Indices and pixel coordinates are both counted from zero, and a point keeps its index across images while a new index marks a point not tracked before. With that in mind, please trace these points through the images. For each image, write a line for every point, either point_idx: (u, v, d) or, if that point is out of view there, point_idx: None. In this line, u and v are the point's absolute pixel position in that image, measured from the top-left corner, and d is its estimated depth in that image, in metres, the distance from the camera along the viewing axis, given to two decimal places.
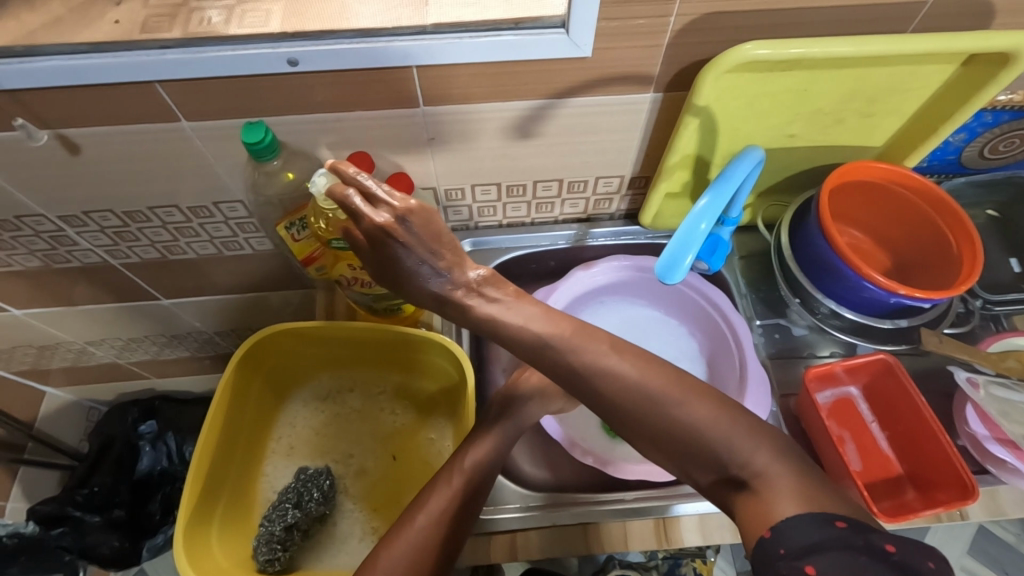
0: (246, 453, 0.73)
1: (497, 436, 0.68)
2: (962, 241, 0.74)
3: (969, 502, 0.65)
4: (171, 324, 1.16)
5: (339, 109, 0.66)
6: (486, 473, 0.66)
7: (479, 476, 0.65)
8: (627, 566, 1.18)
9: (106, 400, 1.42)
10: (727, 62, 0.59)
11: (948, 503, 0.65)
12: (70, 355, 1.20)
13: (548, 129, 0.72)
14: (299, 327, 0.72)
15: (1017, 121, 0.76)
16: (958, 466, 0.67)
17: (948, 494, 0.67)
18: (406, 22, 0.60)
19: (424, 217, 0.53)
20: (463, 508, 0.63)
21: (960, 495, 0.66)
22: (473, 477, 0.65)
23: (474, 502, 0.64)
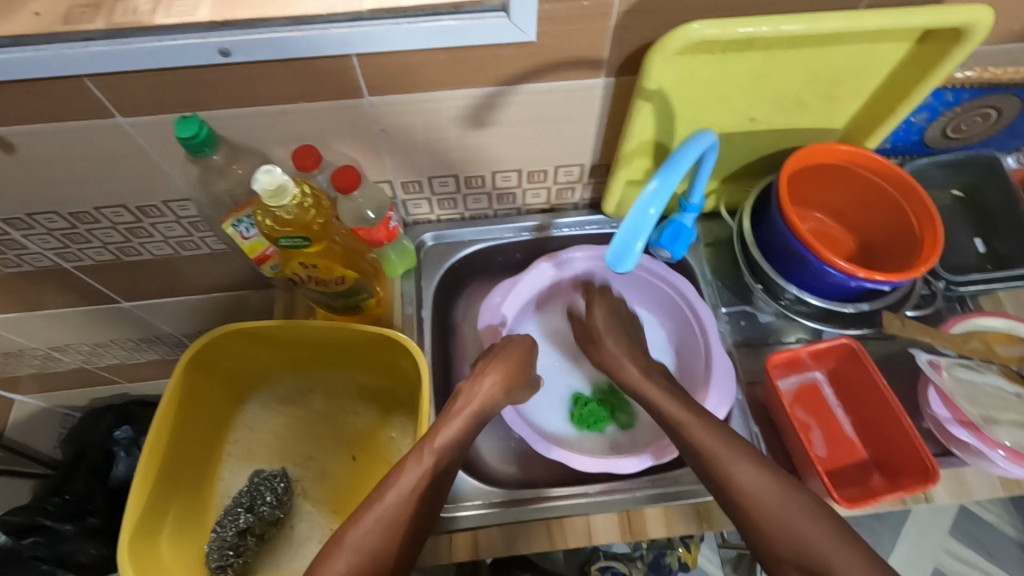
0: (201, 457, 0.71)
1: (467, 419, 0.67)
2: (924, 222, 0.72)
3: (930, 486, 0.64)
4: (136, 327, 1.13)
5: (280, 102, 0.63)
6: (454, 457, 0.64)
7: (447, 459, 0.63)
8: (613, 557, 1.19)
9: (80, 406, 1.39)
10: (674, 43, 0.57)
11: (909, 487, 0.64)
12: (36, 361, 1.17)
13: (501, 117, 0.70)
14: (252, 326, 0.70)
15: (978, 99, 0.75)
16: (919, 448, 0.66)
17: (910, 478, 0.66)
18: (342, 9, 0.57)
19: None
20: (431, 493, 0.61)
21: (922, 478, 0.65)
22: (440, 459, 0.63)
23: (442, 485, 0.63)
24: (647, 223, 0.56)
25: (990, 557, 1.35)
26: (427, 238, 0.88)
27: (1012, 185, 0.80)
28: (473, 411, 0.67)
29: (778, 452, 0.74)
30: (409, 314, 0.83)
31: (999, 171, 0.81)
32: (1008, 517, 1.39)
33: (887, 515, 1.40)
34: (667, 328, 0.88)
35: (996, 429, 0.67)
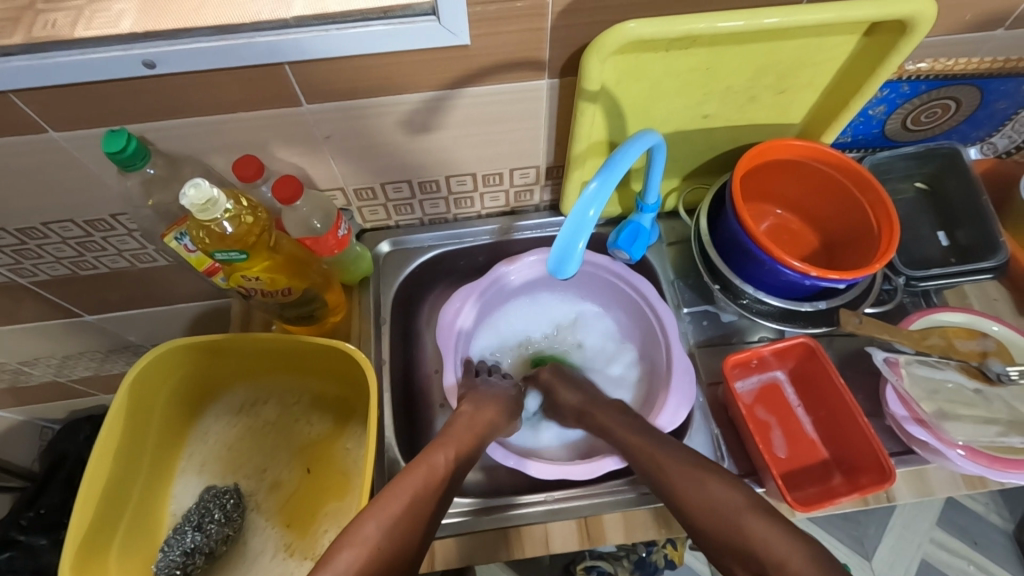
0: (151, 473, 0.70)
1: (467, 437, 0.67)
2: (882, 218, 0.71)
3: (887, 486, 0.63)
4: (104, 340, 1.12)
5: (215, 112, 0.62)
6: (457, 472, 0.63)
7: (450, 471, 0.62)
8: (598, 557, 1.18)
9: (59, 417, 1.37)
10: (610, 42, 0.56)
11: (866, 488, 0.63)
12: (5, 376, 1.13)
13: (447, 121, 0.68)
14: (199, 341, 0.69)
15: (937, 90, 0.74)
16: (876, 448, 0.65)
17: (868, 478, 0.65)
18: (266, 16, 0.56)
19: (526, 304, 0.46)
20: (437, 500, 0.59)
21: (879, 478, 0.64)
22: (446, 469, 0.62)
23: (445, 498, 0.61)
24: (587, 224, 0.54)
25: (975, 545, 1.35)
26: (385, 245, 0.87)
27: (974, 177, 0.79)
28: (470, 431, 0.67)
29: (738, 453, 0.74)
30: (366, 322, 0.81)
31: (961, 162, 0.80)
32: (994, 505, 1.38)
33: (873, 508, 1.39)
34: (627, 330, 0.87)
35: (950, 425, 0.67)
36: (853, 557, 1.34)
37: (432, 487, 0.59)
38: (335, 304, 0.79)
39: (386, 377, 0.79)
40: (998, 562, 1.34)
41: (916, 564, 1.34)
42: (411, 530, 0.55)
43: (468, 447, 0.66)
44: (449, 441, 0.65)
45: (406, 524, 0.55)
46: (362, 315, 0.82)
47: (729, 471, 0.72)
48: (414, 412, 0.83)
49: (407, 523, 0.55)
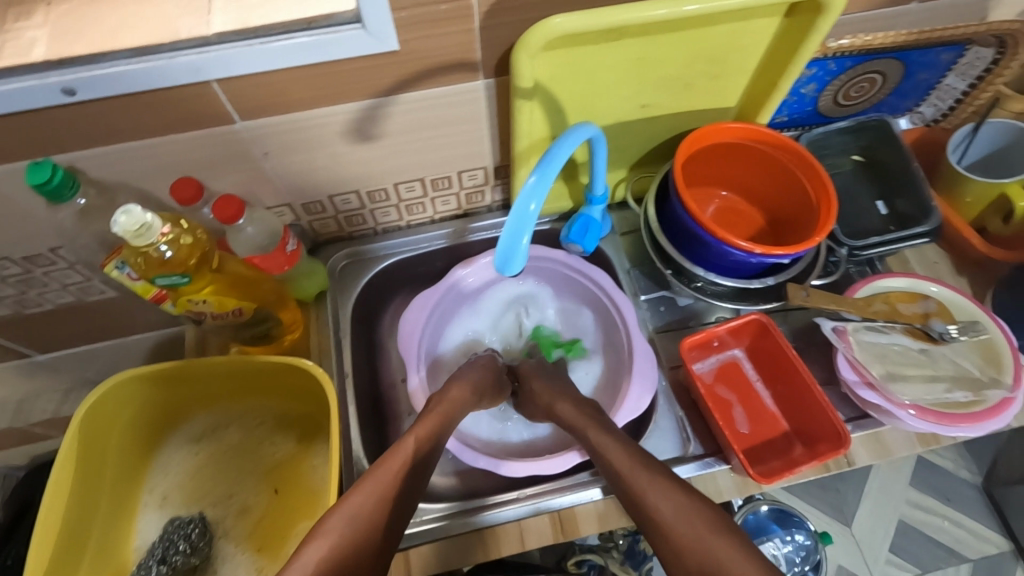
0: (111, 510, 0.68)
1: (439, 417, 0.67)
2: (820, 192, 0.72)
3: (843, 451, 0.65)
4: (58, 380, 1.07)
5: (147, 135, 0.60)
6: (432, 454, 0.63)
7: (424, 453, 0.62)
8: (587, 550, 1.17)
9: None
10: (537, 38, 0.57)
11: (823, 455, 0.65)
12: None
13: (387, 129, 0.68)
14: (149, 370, 0.67)
15: (863, 65, 0.77)
16: (831, 417, 0.67)
17: (825, 445, 0.67)
18: (187, 35, 0.55)
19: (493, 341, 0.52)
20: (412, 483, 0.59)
21: (835, 446, 0.66)
22: (419, 451, 0.61)
23: (420, 480, 0.60)
24: (529, 218, 0.54)
25: (948, 502, 1.39)
26: (340, 258, 0.86)
27: (904, 148, 0.81)
28: (440, 412, 0.68)
29: (703, 433, 0.75)
30: (326, 337, 0.80)
31: (892, 133, 0.82)
32: (963, 462, 1.43)
33: (850, 475, 1.43)
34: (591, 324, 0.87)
35: (898, 387, 0.69)
36: (833, 525, 1.38)
37: (406, 468, 0.59)
38: (291, 322, 0.78)
39: (350, 391, 0.78)
40: (972, 516, 1.38)
41: (894, 525, 1.37)
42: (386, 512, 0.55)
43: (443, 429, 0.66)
44: (426, 420, 0.66)
45: (379, 505, 0.55)
46: (320, 329, 0.81)
47: (696, 452, 0.73)
48: (383, 423, 0.82)
49: (379, 506, 0.55)
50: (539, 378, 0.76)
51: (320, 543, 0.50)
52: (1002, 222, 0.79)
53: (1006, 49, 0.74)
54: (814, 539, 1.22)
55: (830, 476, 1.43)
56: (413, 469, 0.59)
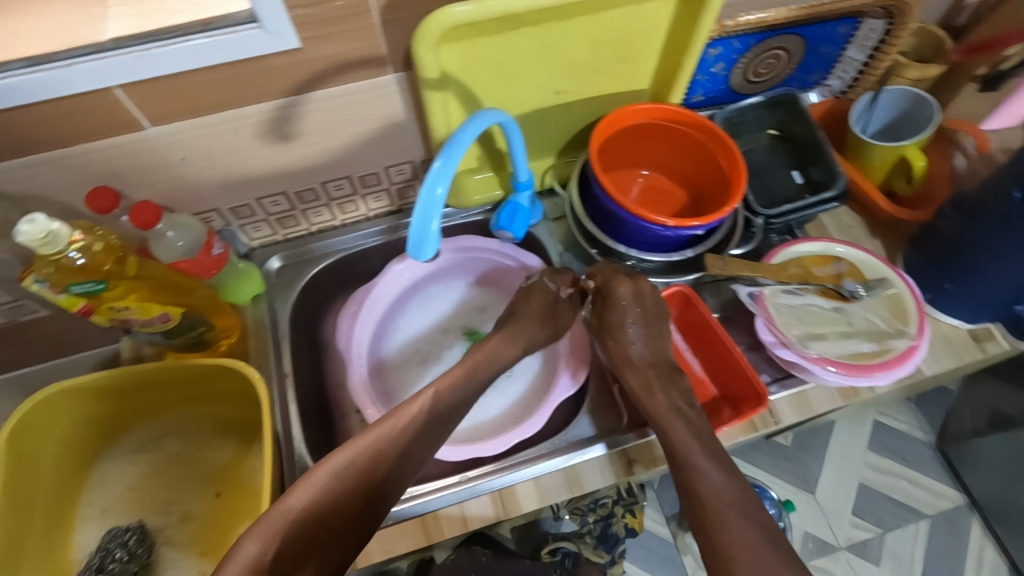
0: (48, 526, 0.68)
1: (469, 368, 0.70)
2: (731, 163, 0.75)
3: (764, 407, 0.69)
4: None
5: (56, 147, 0.60)
6: (450, 406, 0.66)
7: (433, 406, 0.64)
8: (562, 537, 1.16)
9: None
10: (434, 28, 0.58)
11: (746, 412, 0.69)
12: None
13: (304, 127, 0.69)
14: (77, 384, 0.66)
15: (766, 42, 0.80)
16: (751, 377, 0.71)
17: (749, 405, 0.71)
18: (82, 42, 0.55)
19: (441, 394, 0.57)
20: (418, 434, 0.62)
21: (755, 403, 0.70)
22: (428, 406, 0.64)
23: (432, 434, 0.63)
24: (436, 203, 0.56)
25: (906, 462, 1.39)
26: (276, 261, 0.86)
27: (812, 119, 0.85)
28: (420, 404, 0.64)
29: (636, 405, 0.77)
30: (265, 340, 0.81)
31: (800, 106, 0.86)
32: (917, 422, 1.43)
33: (810, 442, 1.41)
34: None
35: (813, 345, 0.73)
36: (798, 494, 1.36)
37: (415, 423, 0.62)
38: (226, 327, 0.78)
39: (290, 391, 0.79)
40: (929, 474, 1.38)
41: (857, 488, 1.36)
42: (381, 461, 0.59)
43: (461, 383, 0.68)
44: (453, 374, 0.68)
45: (373, 457, 0.58)
46: (258, 332, 0.81)
47: (630, 423, 0.76)
48: (329, 422, 0.83)
49: (375, 455, 0.59)
50: (636, 327, 0.73)
51: (307, 490, 0.55)
52: (907, 183, 0.85)
53: (894, 19, 0.79)
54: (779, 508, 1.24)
55: (792, 444, 1.41)
56: (427, 423, 0.63)
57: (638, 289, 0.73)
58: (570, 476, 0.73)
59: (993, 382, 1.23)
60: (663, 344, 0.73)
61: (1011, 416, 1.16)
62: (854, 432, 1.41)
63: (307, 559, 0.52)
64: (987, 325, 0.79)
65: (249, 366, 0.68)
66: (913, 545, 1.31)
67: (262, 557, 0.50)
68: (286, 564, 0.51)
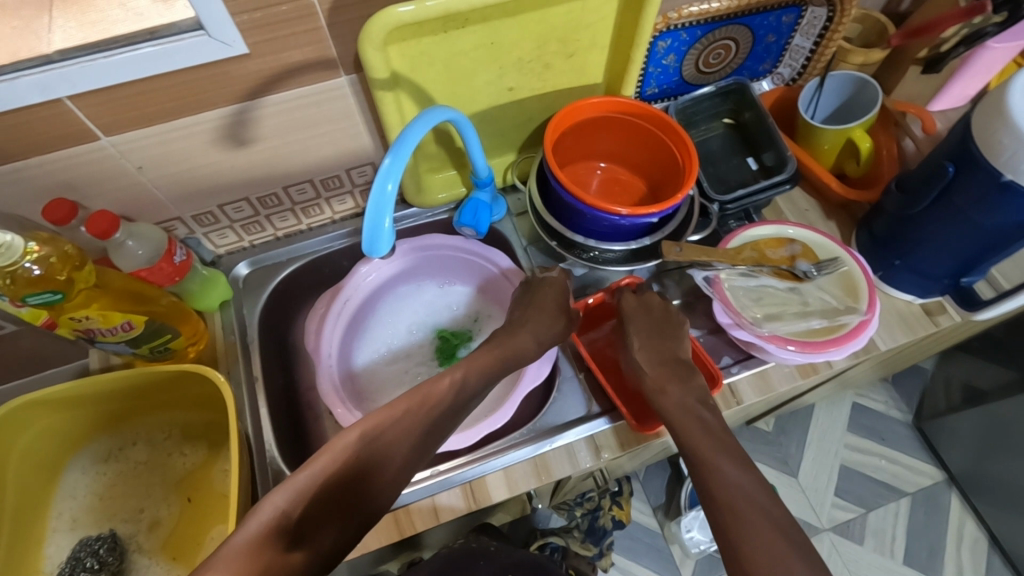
0: (17, 539, 0.68)
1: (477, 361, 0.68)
2: (683, 152, 0.77)
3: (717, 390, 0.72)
4: None
5: (8, 160, 0.61)
6: (463, 394, 0.64)
7: (446, 394, 0.63)
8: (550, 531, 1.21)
9: None
10: (379, 28, 0.60)
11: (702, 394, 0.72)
12: None
13: (260, 132, 0.70)
14: (40, 396, 0.67)
15: (713, 33, 0.82)
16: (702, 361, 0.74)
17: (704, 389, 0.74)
18: (26, 55, 0.56)
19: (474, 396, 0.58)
20: (432, 420, 0.60)
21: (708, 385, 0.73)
22: (442, 395, 0.62)
23: (443, 421, 0.61)
24: (387, 198, 0.57)
25: (884, 441, 1.41)
26: (243, 266, 0.87)
27: (763, 107, 0.87)
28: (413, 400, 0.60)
29: (598, 391, 0.79)
30: (234, 345, 0.82)
31: (751, 95, 0.88)
32: (894, 401, 1.45)
33: (790, 426, 1.43)
34: (489, 294, 0.91)
35: (769, 324, 0.75)
36: (780, 477, 1.37)
37: (427, 406, 0.61)
38: (193, 334, 0.78)
39: (260, 395, 0.79)
40: (906, 452, 1.40)
41: (837, 469, 1.38)
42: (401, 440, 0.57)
43: (475, 371, 0.67)
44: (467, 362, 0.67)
45: (392, 438, 0.56)
46: (226, 337, 0.82)
47: (596, 410, 0.77)
48: (301, 425, 0.83)
49: (394, 433, 0.57)
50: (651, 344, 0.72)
51: (330, 455, 0.52)
52: (856, 164, 0.86)
53: (835, 6, 0.81)
54: None
55: (772, 429, 1.43)
56: (439, 409, 0.61)
57: (648, 308, 0.76)
58: (538, 464, 0.74)
59: (970, 360, 1.25)
60: (676, 345, 0.72)
61: (982, 391, 1.21)
62: (831, 414, 1.43)
63: (325, 525, 0.49)
64: (938, 299, 0.81)
65: (215, 370, 0.68)
66: (894, 522, 1.33)
67: (281, 515, 0.48)
68: (306, 526, 0.48)
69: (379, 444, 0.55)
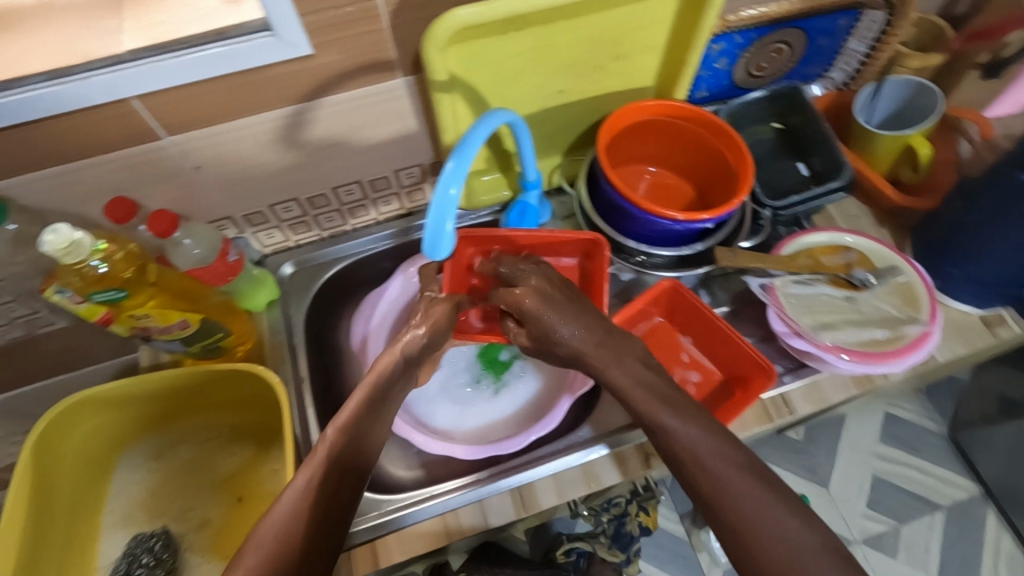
0: (69, 538, 0.68)
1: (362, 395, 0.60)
2: (737, 157, 0.76)
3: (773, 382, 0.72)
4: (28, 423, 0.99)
5: (73, 157, 0.61)
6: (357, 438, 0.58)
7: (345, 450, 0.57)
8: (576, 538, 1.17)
9: None
10: (443, 30, 0.60)
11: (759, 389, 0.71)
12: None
13: (315, 132, 0.70)
14: (95, 391, 0.67)
15: (768, 35, 0.81)
16: (752, 353, 0.73)
17: (757, 381, 0.73)
18: (98, 54, 0.56)
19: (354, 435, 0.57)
20: (342, 472, 0.56)
21: (765, 377, 0.72)
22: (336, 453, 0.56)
23: (354, 468, 0.57)
24: (451, 204, 0.56)
25: (916, 452, 1.37)
26: (288, 266, 0.87)
27: (814, 110, 0.85)
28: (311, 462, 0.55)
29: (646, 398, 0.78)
30: (280, 345, 0.82)
31: (802, 99, 0.86)
32: (927, 412, 1.41)
33: (820, 435, 1.39)
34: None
35: (826, 334, 0.74)
36: (810, 487, 1.34)
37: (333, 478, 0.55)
38: (243, 333, 0.78)
39: (307, 395, 0.79)
40: (940, 463, 1.36)
41: (868, 481, 1.34)
42: (321, 506, 0.53)
43: None
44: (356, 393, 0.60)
45: (312, 508, 0.53)
46: (273, 337, 0.82)
47: None
48: None
49: (312, 502, 0.53)
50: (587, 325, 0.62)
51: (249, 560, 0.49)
52: (913, 171, 0.85)
53: (895, 9, 0.79)
54: None
55: (801, 438, 1.39)
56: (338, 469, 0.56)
57: (536, 288, 0.64)
58: (586, 472, 0.73)
59: (1001, 369, 1.21)
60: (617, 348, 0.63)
61: (1015, 402, 1.17)
62: (863, 422, 1.40)
63: None
64: (998, 310, 0.79)
65: (270, 371, 0.68)
66: (928, 535, 1.30)
67: None
68: None
69: (299, 518, 0.52)
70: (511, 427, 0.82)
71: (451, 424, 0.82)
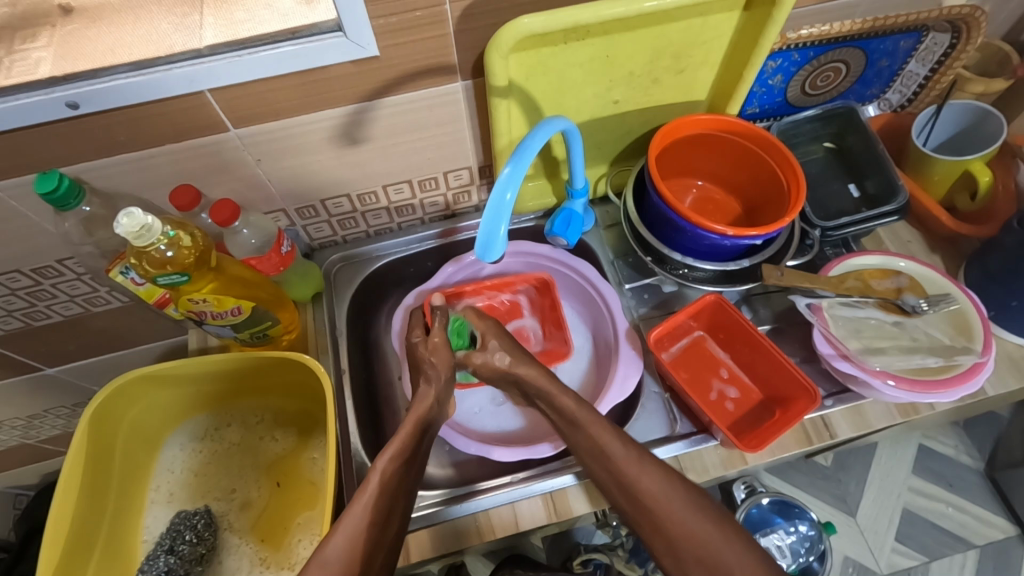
0: (118, 509, 0.75)
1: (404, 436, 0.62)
2: (790, 177, 0.75)
3: (816, 404, 0.70)
4: (78, 394, 1.02)
5: (145, 146, 0.64)
6: (405, 475, 0.59)
7: (397, 477, 0.59)
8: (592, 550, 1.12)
9: (36, 482, 1.21)
10: (508, 36, 0.62)
11: (802, 411, 0.70)
12: (16, 431, 1.03)
13: (372, 132, 0.72)
14: (156, 370, 0.73)
15: (826, 55, 0.80)
16: (797, 374, 0.72)
17: (800, 404, 0.72)
18: (180, 49, 0.59)
19: (405, 457, 0.61)
20: (392, 506, 0.57)
21: (808, 400, 0.71)
22: (389, 482, 0.58)
23: (404, 495, 0.59)
24: (505, 208, 0.55)
25: (952, 488, 1.29)
26: (336, 260, 0.89)
27: (872, 132, 0.84)
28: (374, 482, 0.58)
29: (683, 413, 0.77)
30: (323, 336, 0.83)
31: (858, 121, 0.85)
32: (964, 446, 1.33)
33: (851, 463, 1.33)
34: (584, 316, 0.89)
35: (873, 358, 0.73)
36: (837, 516, 1.28)
37: (384, 499, 0.57)
38: (289, 323, 0.81)
39: (348, 386, 0.80)
40: (974, 500, 1.28)
41: (899, 514, 1.27)
42: (377, 527, 0.55)
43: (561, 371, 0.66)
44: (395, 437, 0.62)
45: (369, 533, 0.54)
46: (317, 329, 0.84)
47: (682, 431, 0.75)
48: (381, 419, 0.84)
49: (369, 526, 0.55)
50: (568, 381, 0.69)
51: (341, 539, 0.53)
52: (969, 199, 0.84)
53: (960, 33, 0.77)
54: (819, 530, 1.14)
55: (831, 465, 1.34)
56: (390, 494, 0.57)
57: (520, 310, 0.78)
58: None
59: None
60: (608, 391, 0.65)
61: None
62: (895, 454, 1.33)
63: None
64: None
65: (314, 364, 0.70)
66: None
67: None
68: None
69: (356, 548, 0.53)
70: (545, 431, 0.82)
71: (493, 427, 0.82)
